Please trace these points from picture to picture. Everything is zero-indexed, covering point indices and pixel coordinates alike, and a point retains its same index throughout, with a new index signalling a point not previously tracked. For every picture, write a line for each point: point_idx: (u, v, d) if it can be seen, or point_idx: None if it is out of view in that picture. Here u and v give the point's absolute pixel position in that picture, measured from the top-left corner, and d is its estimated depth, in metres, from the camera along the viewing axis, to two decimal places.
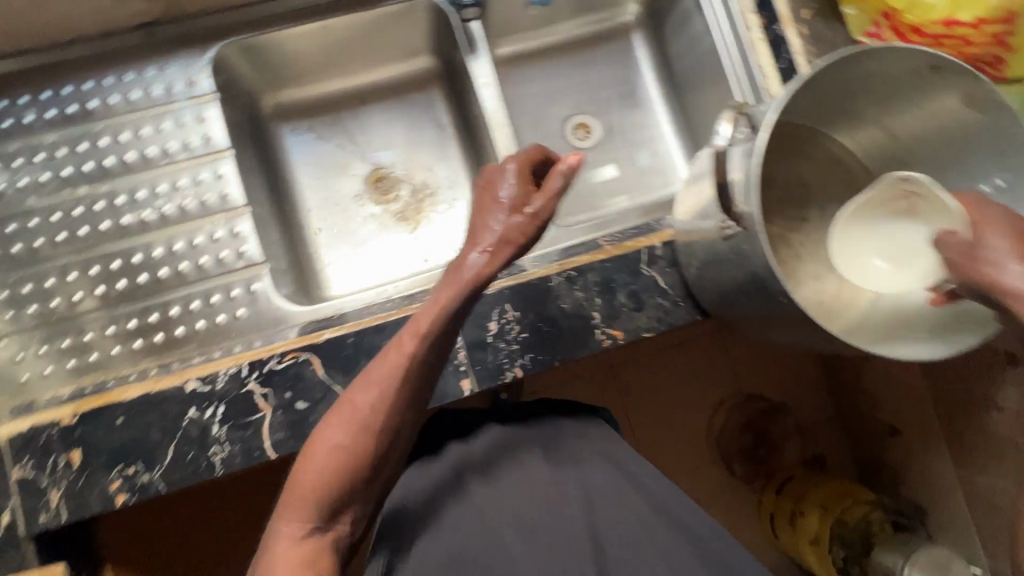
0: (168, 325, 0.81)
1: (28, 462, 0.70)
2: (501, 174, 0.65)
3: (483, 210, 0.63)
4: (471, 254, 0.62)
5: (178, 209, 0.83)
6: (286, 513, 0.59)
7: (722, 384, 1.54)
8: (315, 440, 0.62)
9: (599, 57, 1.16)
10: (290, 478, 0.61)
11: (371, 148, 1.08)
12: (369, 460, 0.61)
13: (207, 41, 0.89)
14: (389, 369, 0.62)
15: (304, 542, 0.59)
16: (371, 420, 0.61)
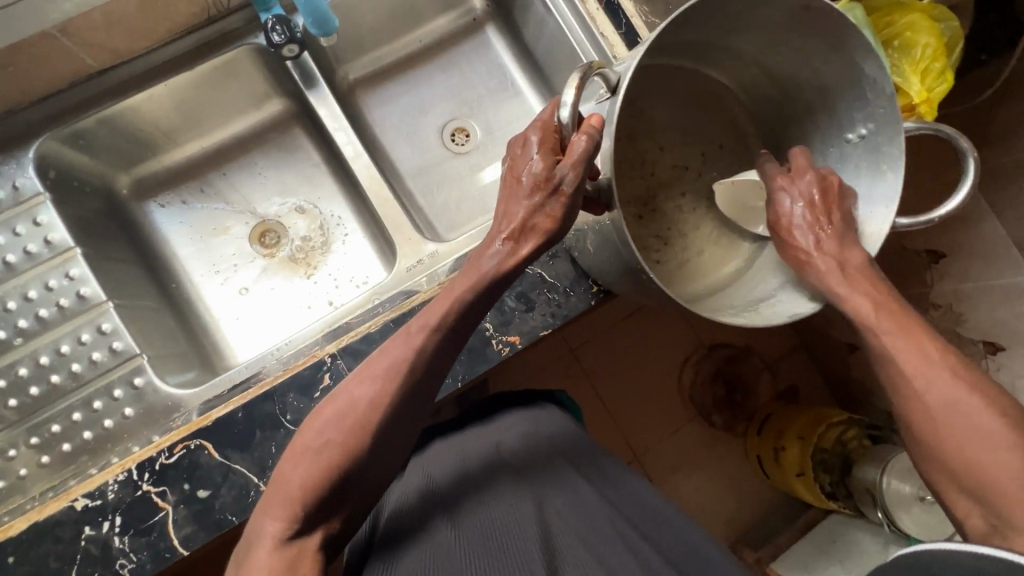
0: (53, 444, 0.77)
1: None
2: (523, 147, 0.59)
3: (509, 192, 0.59)
4: (504, 242, 0.58)
5: (35, 320, 0.79)
6: (267, 515, 0.48)
7: (681, 343, 1.54)
8: (301, 436, 0.52)
9: (459, 58, 1.13)
10: (277, 472, 0.52)
11: (249, 202, 1.04)
12: (364, 458, 0.51)
13: (29, 138, 0.84)
14: (399, 355, 0.55)
15: (287, 549, 0.47)
16: (372, 416, 0.52)
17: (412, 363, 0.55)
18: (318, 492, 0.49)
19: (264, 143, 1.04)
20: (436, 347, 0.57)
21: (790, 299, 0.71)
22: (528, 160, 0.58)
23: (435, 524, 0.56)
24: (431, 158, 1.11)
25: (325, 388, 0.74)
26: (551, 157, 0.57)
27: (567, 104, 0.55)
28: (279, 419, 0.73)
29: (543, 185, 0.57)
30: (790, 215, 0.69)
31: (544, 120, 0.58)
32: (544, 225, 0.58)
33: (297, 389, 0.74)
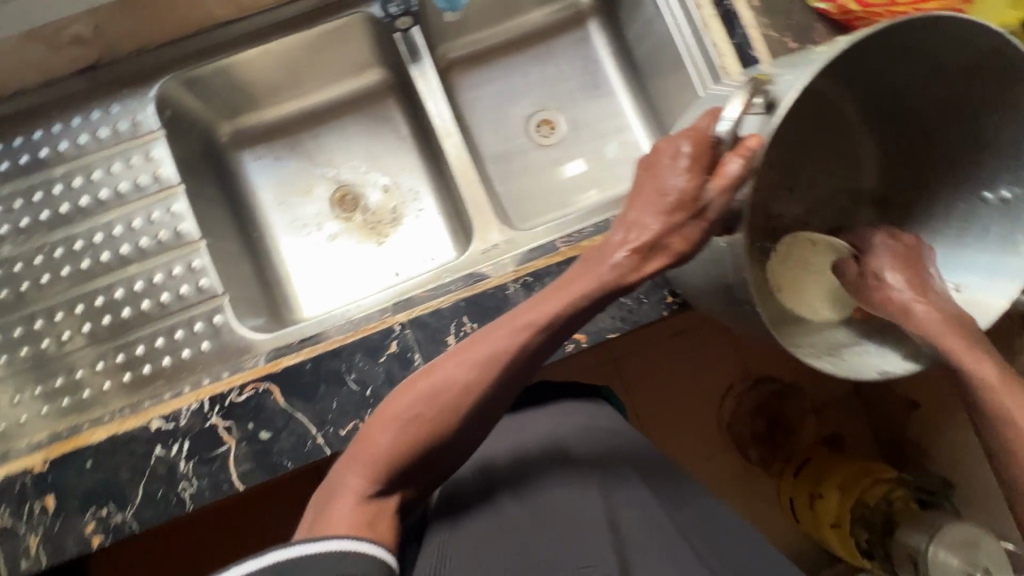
0: (135, 364, 0.82)
1: (8, 510, 0.71)
2: (671, 157, 0.56)
3: (642, 200, 0.57)
4: (627, 250, 0.57)
5: (135, 248, 0.84)
6: (352, 471, 0.50)
7: (728, 370, 1.49)
8: (391, 404, 0.52)
9: (556, 50, 1.13)
10: (363, 430, 0.52)
11: (334, 166, 1.07)
12: (453, 436, 0.52)
13: (152, 77, 0.90)
14: (501, 344, 0.54)
15: (369, 504, 0.49)
16: (461, 402, 0.52)
17: (510, 355, 0.54)
18: (405, 459, 0.50)
19: (357, 111, 1.07)
20: (539, 346, 0.55)
21: (876, 351, 0.67)
22: (673, 172, 0.56)
23: (482, 505, 0.57)
24: (514, 146, 1.11)
25: (391, 354, 0.76)
26: (701, 174, 0.55)
27: (726, 119, 0.54)
28: (343, 376, 0.75)
29: (684, 204, 0.55)
30: (890, 267, 0.68)
31: (697, 129, 0.56)
32: (674, 245, 0.57)
33: (364, 350, 0.76)
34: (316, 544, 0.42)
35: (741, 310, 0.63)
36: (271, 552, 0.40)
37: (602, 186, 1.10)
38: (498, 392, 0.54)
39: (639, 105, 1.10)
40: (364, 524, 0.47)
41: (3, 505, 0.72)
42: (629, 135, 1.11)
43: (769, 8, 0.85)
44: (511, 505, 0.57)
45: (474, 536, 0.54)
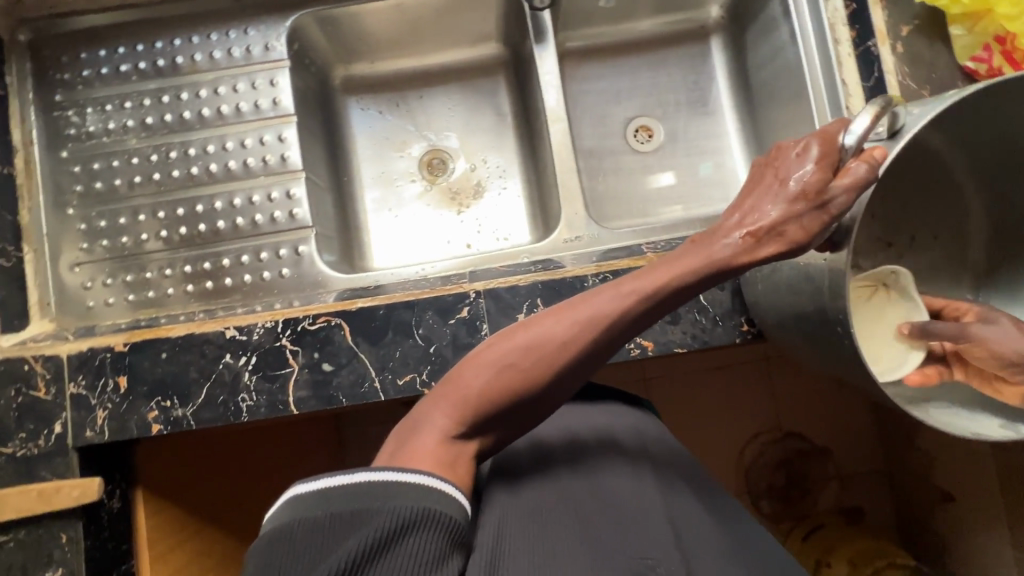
0: (219, 275, 0.86)
1: (82, 380, 0.76)
2: (795, 153, 0.57)
3: (761, 190, 0.57)
4: (744, 234, 0.56)
5: (243, 165, 0.88)
6: (441, 408, 0.56)
7: (761, 416, 1.45)
8: (488, 350, 0.58)
9: (672, 59, 1.12)
10: (456, 371, 0.59)
11: (431, 129, 1.09)
12: (538, 391, 0.57)
13: (291, 8, 0.93)
14: (599, 310, 0.57)
15: (450, 444, 0.55)
16: (554, 358, 0.56)
17: (604, 325, 0.57)
18: (490, 406, 0.56)
19: (466, 81, 1.10)
20: (638, 316, 0.57)
21: (969, 417, 0.64)
22: (799, 167, 0.56)
23: (528, 478, 0.61)
24: (609, 146, 1.11)
25: (461, 318, 0.77)
26: (828, 171, 0.55)
27: (854, 132, 0.55)
28: (411, 329, 0.77)
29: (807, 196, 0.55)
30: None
31: (822, 134, 0.57)
32: (793, 233, 0.55)
33: (436, 309, 0.77)
34: (391, 471, 0.49)
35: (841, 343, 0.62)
36: (353, 473, 0.48)
37: (688, 203, 1.09)
38: (587, 357, 0.58)
39: (742, 131, 1.09)
40: (443, 459, 0.53)
41: (79, 376, 0.76)
42: (726, 158, 1.09)
43: (912, 58, 0.82)
44: (554, 480, 0.60)
45: (525, 505, 0.56)
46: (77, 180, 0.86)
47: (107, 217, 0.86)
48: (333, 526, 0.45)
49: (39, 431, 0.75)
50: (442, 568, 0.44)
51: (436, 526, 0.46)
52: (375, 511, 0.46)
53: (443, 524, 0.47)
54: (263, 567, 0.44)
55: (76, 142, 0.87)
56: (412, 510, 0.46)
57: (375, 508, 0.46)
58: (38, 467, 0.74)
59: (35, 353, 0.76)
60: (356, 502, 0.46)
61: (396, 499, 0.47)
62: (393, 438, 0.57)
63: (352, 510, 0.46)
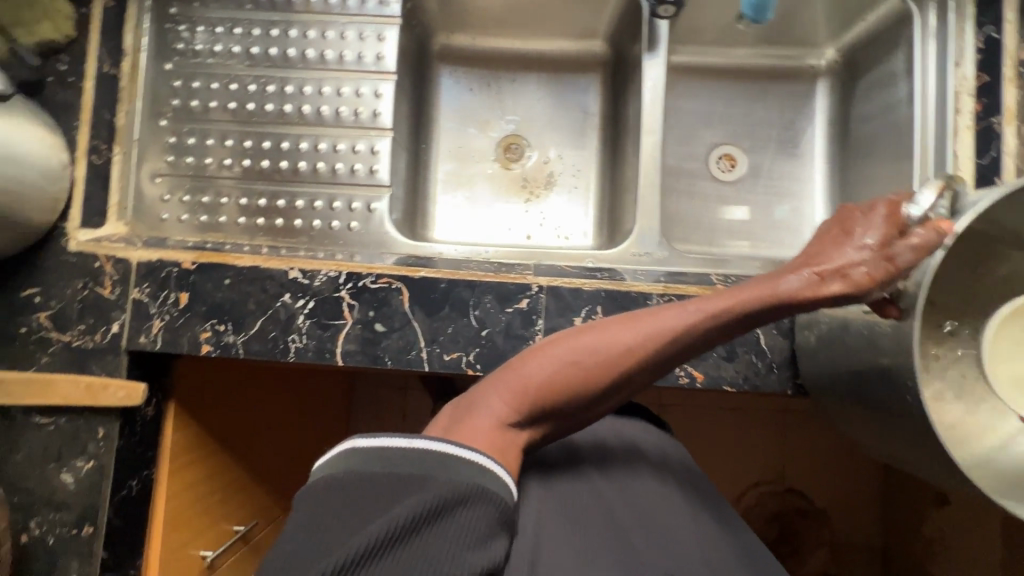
0: (291, 214, 0.87)
1: (146, 288, 0.77)
2: (862, 214, 0.59)
3: (829, 242, 0.58)
4: (808, 273, 0.56)
5: (335, 113, 0.88)
6: (500, 392, 0.56)
7: (765, 465, 1.44)
8: (551, 345, 0.59)
9: (772, 93, 1.09)
10: (515, 361, 0.59)
11: (515, 114, 1.09)
12: (596, 392, 0.57)
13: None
14: (666, 324, 0.58)
15: (505, 431, 0.54)
16: (618, 362, 0.57)
17: (672, 339, 0.57)
18: (549, 399, 0.56)
19: (562, 74, 1.08)
20: (706, 335, 0.58)
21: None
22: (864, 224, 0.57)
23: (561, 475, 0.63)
24: (689, 167, 1.09)
25: (518, 309, 0.77)
26: (893, 232, 0.56)
27: (919, 204, 0.56)
28: (467, 309, 0.77)
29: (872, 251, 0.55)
30: None
31: (883, 202, 0.58)
32: (856, 276, 0.55)
33: (495, 295, 0.77)
34: (447, 443, 0.50)
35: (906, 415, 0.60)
36: (414, 437, 0.50)
37: (755, 241, 1.06)
38: (647, 368, 0.58)
39: (827, 181, 1.07)
40: (497, 443, 0.53)
41: (144, 283, 0.78)
42: (804, 205, 1.07)
43: None
44: (588, 484, 0.63)
45: (562, 502, 0.58)
46: (176, 94, 0.88)
47: (196, 136, 0.88)
48: (391, 485, 0.47)
49: (97, 327, 0.77)
50: (488, 546, 0.46)
51: (487, 505, 0.48)
52: (432, 479, 0.48)
53: (492, 503, 0.48)
54: (320, 507, 0.47)
55: (182, 57, 0.88)
56: (466, 486, 0.48)
57: (432, 476, 0.48)
58: (91, 361, 0.77)
59: (107, 253, 0.78)
60: (414, 466, 0.49)
61: (452, 472, 0.48)
62: (444, 416, 0.57)
63: (410, 473, 0.48)
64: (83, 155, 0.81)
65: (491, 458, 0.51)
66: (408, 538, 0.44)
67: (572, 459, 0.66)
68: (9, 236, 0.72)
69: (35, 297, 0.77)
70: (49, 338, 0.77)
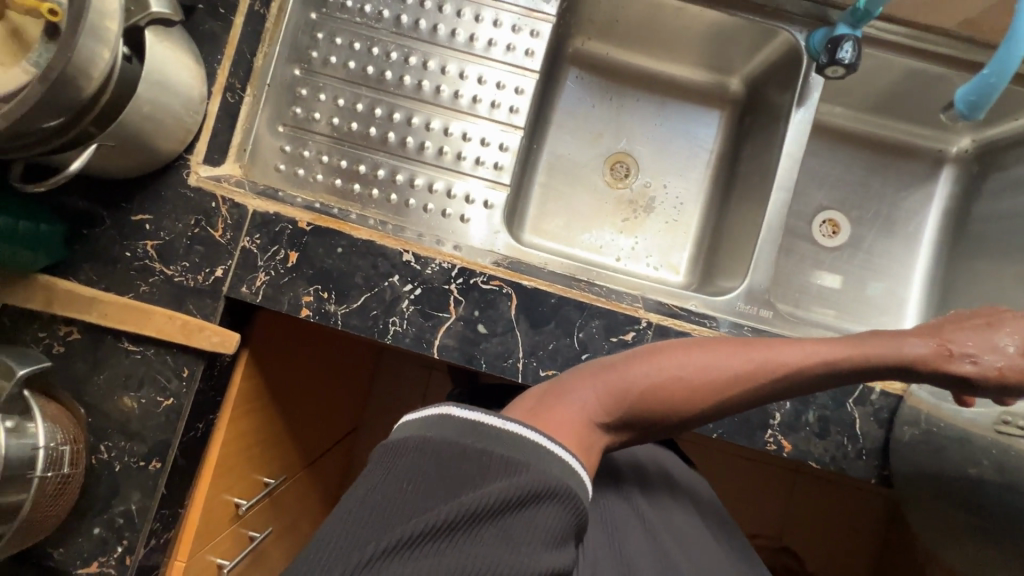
0: (406, 193, 0.85)
1: (257, 238, 0.76)
2: (1014, 316, 0.59)
3: (973, 328, 0.58)
4: (938, 344, 0.57)
5: (472, 101, 0.86)
6: (596, 387, 0.52)
7: (763, 520, 1.44)
8: (654, 351, 0.55)
9: (892, 169, 1.08)
10: (612, 361, 0.55)
11: (632, 132, 1.06)
12: (691, 412, 0.53)
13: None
14: (778, 360, 0.54)
15: (591, 431, 0.50)
16: (722, 386, 0.53)
17: (780, 375, 0.54)
18: (644, 407, 0.52)
19: (687, 103, 1.06)
20: (812, 383, 0.56)
21: None
22: (1015, 325, 0.57)
23: (602, 490, 0.63)
24: (792, 225, 1.08)
25: (622, 340, 0.76)
26: None
27: None
28: (572, 329, 0.76)
29: (1010, 356, 0.56)
30: None
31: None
32: (985, 363, 0.56)
33: (603, 321, 0.76)
34: (541, 432, 0.46)
35: (1009, 538, 0.59)
36: (509, 421, 0.46)
37: (841, 312, 1.05)
38: (747, 399, 0.55)
39: (927, 269, 1.05)
40: (585, 442, 0.49)
41: (256, 234, 0.76)
42: (898, 287, 1.06)
43: None
44: (619, 498, 0.63)
45: (617, 526, 0.59)
46: (316, 47, 0.85)
47: (327, 93, 0.86)
48: (482, 464, 0.43)
49: (201, 268, 0.76)
50: (567, 547, 0.42)
51: (573, 508, 0.44)
52: (525, 467, 0.44)
53: (575, 506, 0.44)
54: (404, 468, 0.43)
55: (329, 10, 0.85)
56: (559, 481, 0.44)
57: (525, 463, 0.44)
58: (188, 299, 0.76)
59: (224, 195, 0.76)
60: (507, 449, 0.45)
61: (547, 463, 0.45)
62: (529, 397, 0.52)
63: (501, 455, 0.44)
64: (218, 92, 0.78)
65: (579, 457, 0.47)
66: (494, 522, 0.40)
67: (612, 477, 0.65)
68: (138, 159, 0.71)
69: (145, 224, 0.76)
70: (151, 267, 0.76)
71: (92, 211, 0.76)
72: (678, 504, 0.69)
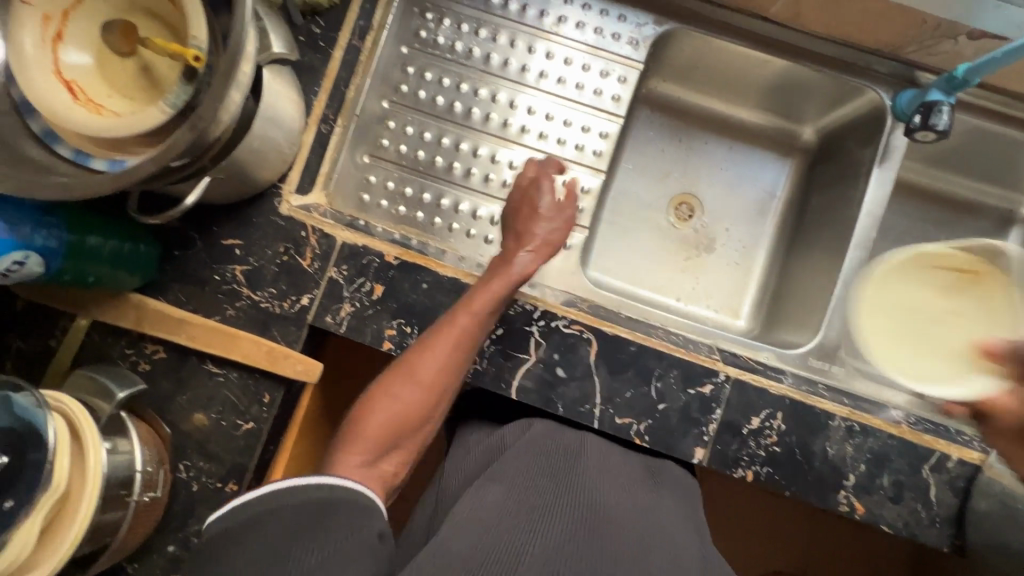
0: (484, 228, 0.86)
1: (344, 270, 0.77)
2: (539, 190, 0.78)
3: (525, 220, 0.76)
4: (519, 254, 0.74)
5: (556, 142, 0.87)
6: (350, 447, 0.63)
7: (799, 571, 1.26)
8: (376, 394, 0.67)
9: (961, 225, 1.07)
10: (354, 417, 0.66)
11: (699, 172, 1.06)
12: (428, 407, 0.68)
13: (673, 16, 0.87)
14: (455, 334, 0.69)
15: (365, 472, 0.62)
16: (435, 379, 0.68)
17: (461, 344, 0.69)
18: (395, 431, 0.65)
19: (758, 149, 1.05)
20: (486, 325, 0.71)
21: None
22: (543, 198, 0.77)
23: (570, 450, 0.65)
24: None
25: (700, 393, 0.76)
26: (562, 209, 0.78)
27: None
28: (650, 378, 0.76)
29: (554, 222, 0.77)
30: None
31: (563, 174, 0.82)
32: (545, 240, 0.76)
33: (681, 372, 0.76)
34: (297, 479, 0.52)
35: None
36: (267, 484, 0.51)
37: None
38: (457, 368, 0.70)
39: None
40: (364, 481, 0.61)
41: (344, 264, 0.77)
42: None
43: None
44: (581, 463, 0.63)
45: (591, 477, 0.61)
46: (406, 81, 0.87)
47: (414, 127, 0.87)
48: (260, 523, 0.49)
49: (288, 295, 0.77)
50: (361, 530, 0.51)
51: (353, 507, 0.52)
52: (292, 507, 0.50)
53: (360, 506, 0.53)
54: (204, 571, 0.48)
55: (422, 45, 0.87)
56: (326, 500, 0.51)
57: (292, 503, 0.50)
58: (273, 325, 0.77)
59: (315, 224, 0.78)
60: (276, 503, 0.50)
61: (308, 495, 0.51)
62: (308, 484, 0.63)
63: (274, 509, 0.50)
64: (314, 123, 0.79)
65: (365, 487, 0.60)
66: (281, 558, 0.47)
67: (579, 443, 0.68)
68: (238, 188, 0.72)
69: (235, 249, 0.77)
70: (239, 292, 0.77)
71: (186, 233, 0.77)
72: (682, 515, 0.63)
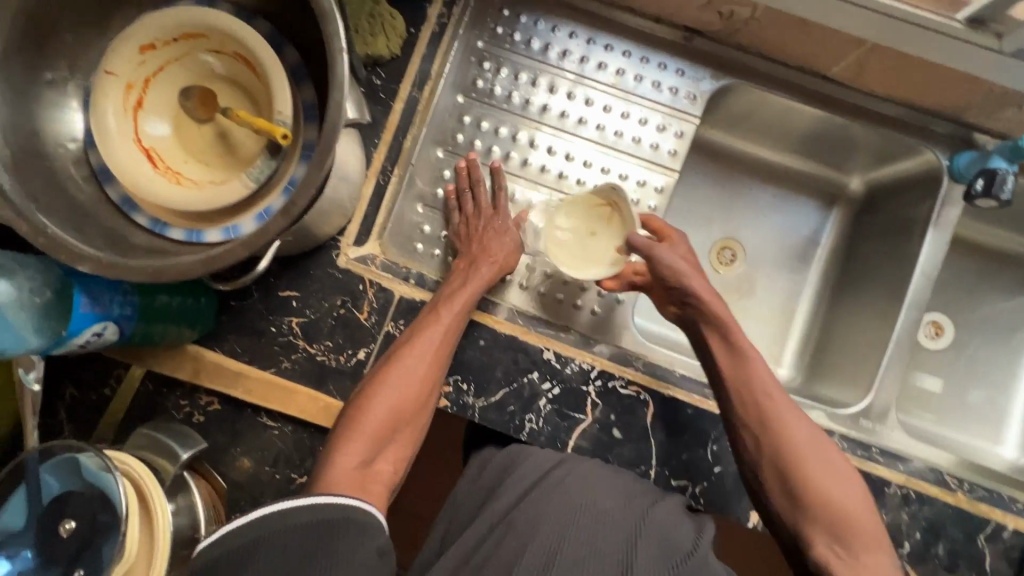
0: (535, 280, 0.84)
1: (401, 324, 0.77)
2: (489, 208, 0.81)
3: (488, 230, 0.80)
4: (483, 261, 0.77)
5: None
6: (347, 450, 0.64)
7: None
8: (365, 396, 0.68)
9: (1003, 277, 1.07)
10: (346, 420, 0.67)
11: (743, 219, 1.05)
12: (420, 405, 0.70)
13: (730, 71, 0.88)
14: (436, 337, 0.71)
15: (361, 473, 0.63)
16: (427, 377, 0.70)
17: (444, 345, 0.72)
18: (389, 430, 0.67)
19: (804, 197, 1.04)
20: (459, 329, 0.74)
21: None
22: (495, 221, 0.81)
23: (580, 464, 0.65)
24: None
25: None
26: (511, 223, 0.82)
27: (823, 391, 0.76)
28: (706, 441, 0.76)
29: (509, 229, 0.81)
30: None
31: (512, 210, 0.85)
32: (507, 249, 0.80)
33: None
34: (294, 499, 0.51)
35: None
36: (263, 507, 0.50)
37: (942, 418, 1.04)
38: (442, 368, 0.72)
39: None
40: (362, 485, 0.62)
41: (401, 319, 0.77)
42: (1000, 398, 1.05)
43: None
44: (593, 476, 0.63)
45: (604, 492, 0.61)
46: (462, 130, 0.86)
47: None
48: (261, 549, 0.48)
49: (344, 349, 0.77)
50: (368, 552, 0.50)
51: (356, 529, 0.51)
52: (291, 531, 0.49)
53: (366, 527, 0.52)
54: None
55: (478, 95, 0.86)
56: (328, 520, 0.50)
57: (293, 526, 0.49)
58: (328, 379, 0.76)
59: (373, 278, 0.78)
60: (276, 526, 0.49)
61: (307, 515, 0.50)
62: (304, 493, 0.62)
63: (274, 535, 0.48)
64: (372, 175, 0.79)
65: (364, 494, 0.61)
66: None
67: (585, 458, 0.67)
68: (300, 243, 0.72)
69: (292, 301, 0.77)
70: (295, 344, 0.77)
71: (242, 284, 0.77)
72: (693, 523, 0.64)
